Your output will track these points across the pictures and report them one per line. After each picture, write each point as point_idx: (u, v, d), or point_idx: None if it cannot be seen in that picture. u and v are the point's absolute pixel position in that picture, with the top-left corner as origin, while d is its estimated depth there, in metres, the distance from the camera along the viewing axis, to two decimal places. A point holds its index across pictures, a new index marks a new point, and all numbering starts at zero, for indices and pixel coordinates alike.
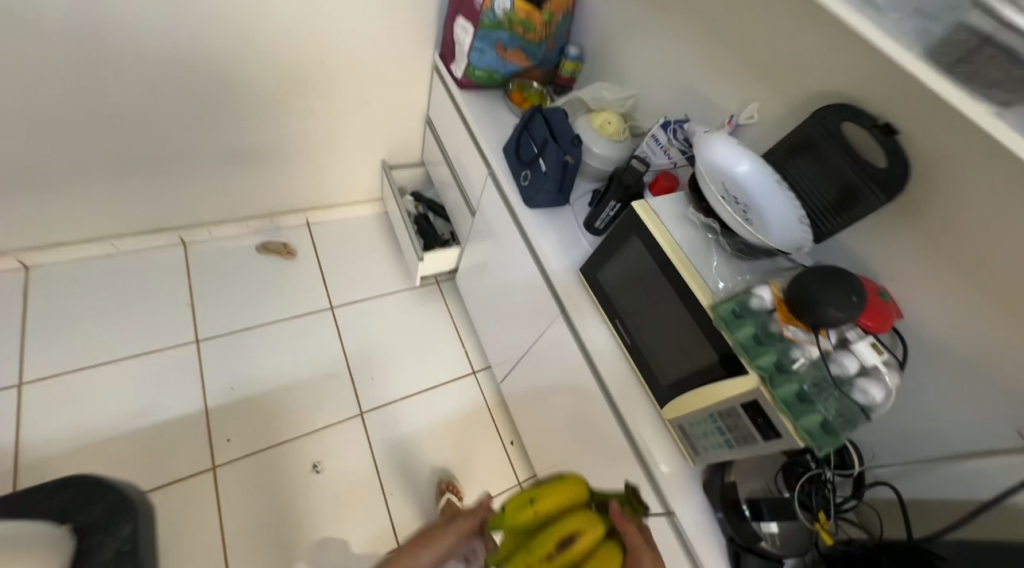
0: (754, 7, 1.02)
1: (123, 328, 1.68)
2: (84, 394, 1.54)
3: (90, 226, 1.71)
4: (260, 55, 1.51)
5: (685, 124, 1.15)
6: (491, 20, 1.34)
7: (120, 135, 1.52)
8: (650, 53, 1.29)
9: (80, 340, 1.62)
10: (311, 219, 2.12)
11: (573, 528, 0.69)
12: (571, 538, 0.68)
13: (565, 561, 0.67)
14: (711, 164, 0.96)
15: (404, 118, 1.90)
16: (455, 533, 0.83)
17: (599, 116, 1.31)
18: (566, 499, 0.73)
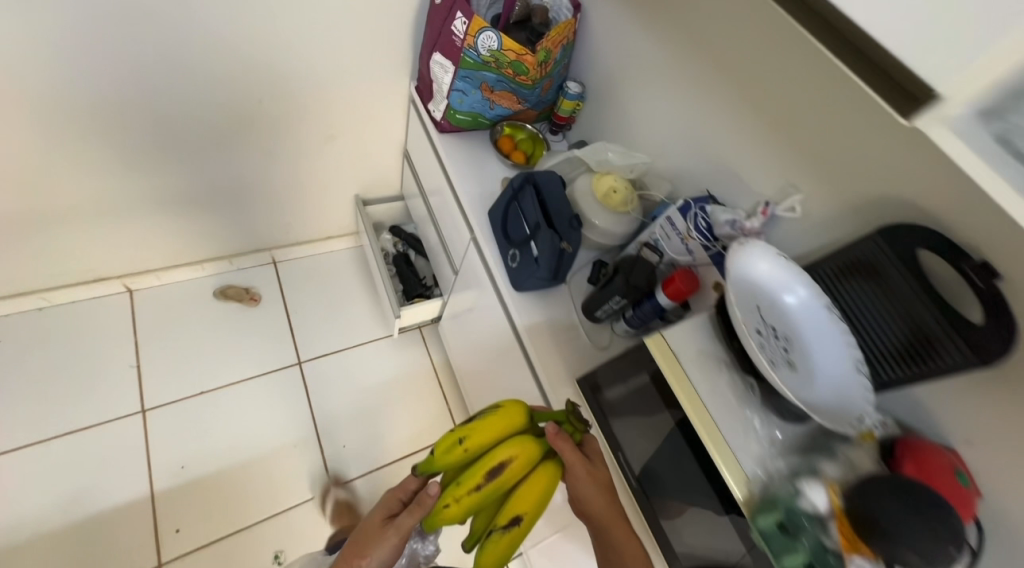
0: (806, 77, 0.80)
1: (56, 400, 1.49)
2: (10, 483, 1.37)
3: (16, 281, 1.49)
4: (200, 94, 1.25)
5: (707, 207, 0.94)
6: (474, 59, 1.10)
7: (35, 190, 1.28)
8: (668, 105, 1.07)
9: (5, 417, 1.43)
10: (277, 256, 1.89)
11: (504, 457, 0.77)
12: (501, 466, 0.77)
13: (496, 482, 0.76)
14: (750, 284, 0.75)
15: (379, 152, 1.66)
16: (395, 536, 0.86)
17: (603, 181, 1.09)
18: (497, 429, 0.81)
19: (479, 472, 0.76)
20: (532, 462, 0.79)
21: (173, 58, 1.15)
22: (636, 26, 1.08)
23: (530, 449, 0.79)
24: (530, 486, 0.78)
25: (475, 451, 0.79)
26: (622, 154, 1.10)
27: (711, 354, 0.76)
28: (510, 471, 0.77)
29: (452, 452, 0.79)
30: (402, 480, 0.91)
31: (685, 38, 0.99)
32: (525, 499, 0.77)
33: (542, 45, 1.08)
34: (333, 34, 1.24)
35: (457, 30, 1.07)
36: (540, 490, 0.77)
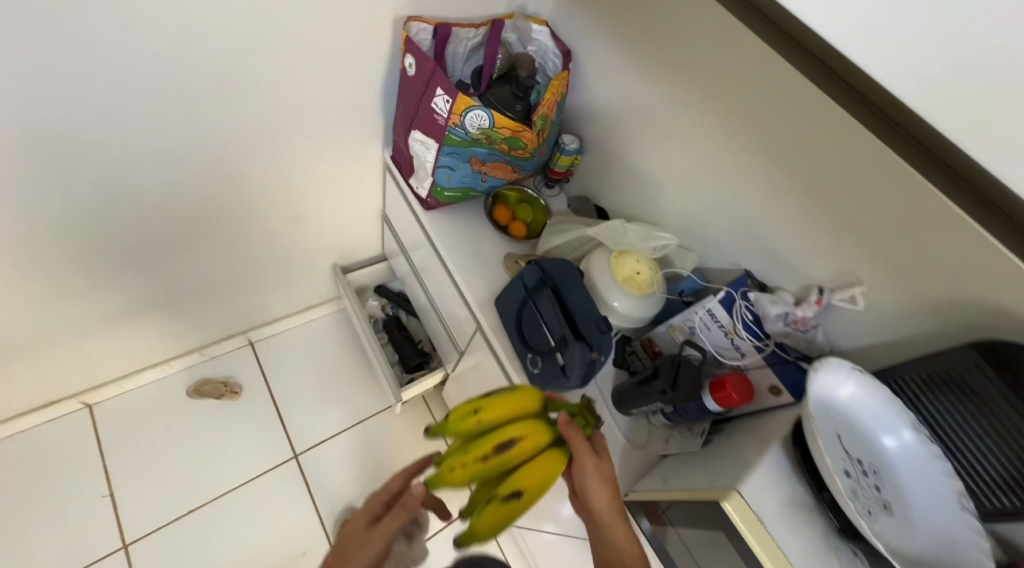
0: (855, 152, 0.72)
1: (18, 552, 1.29)
2: None
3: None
4: (133, 191, 1.05)
5: (749, 295, 0.85)
6: (461, 137, 0.95)
7: None
8: (690, 170, 0.96)
9: None
10: (254, 337, 1.70)
11: (516, 434, 0.69)
12: (510, 442, 0.69)
13: (502, 459, 0.68)
14: (833, 409, 0.67)
15: (354, 217, 1.48)
16: (382, 536, 0.85)
17: (624, 263, 0.97)
18: (512, 408, 0.73)
19: (489, 442, 0.68)
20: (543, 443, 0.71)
21: (89, 159, 0.94)
22: (649, 80, 0.97)
23: (543, 434, 0.71)
24: (537, 467, 0.68)
25: (487, 424, 0.71)
26: (641, 228, 0.99)
27: (792, 487, 0.66)
28: (519, 449, 0.69)
29: (465, 419, 0.72)
30: (386, 481, 0.93)
31: (709, 101, 0.88)
32: (529, 478, 0.67)
33: (540, 112, 0.98)
34: (287, 104, 1.06)
35: (438, 107, 0.92)
36: (546, 472, 0.68)
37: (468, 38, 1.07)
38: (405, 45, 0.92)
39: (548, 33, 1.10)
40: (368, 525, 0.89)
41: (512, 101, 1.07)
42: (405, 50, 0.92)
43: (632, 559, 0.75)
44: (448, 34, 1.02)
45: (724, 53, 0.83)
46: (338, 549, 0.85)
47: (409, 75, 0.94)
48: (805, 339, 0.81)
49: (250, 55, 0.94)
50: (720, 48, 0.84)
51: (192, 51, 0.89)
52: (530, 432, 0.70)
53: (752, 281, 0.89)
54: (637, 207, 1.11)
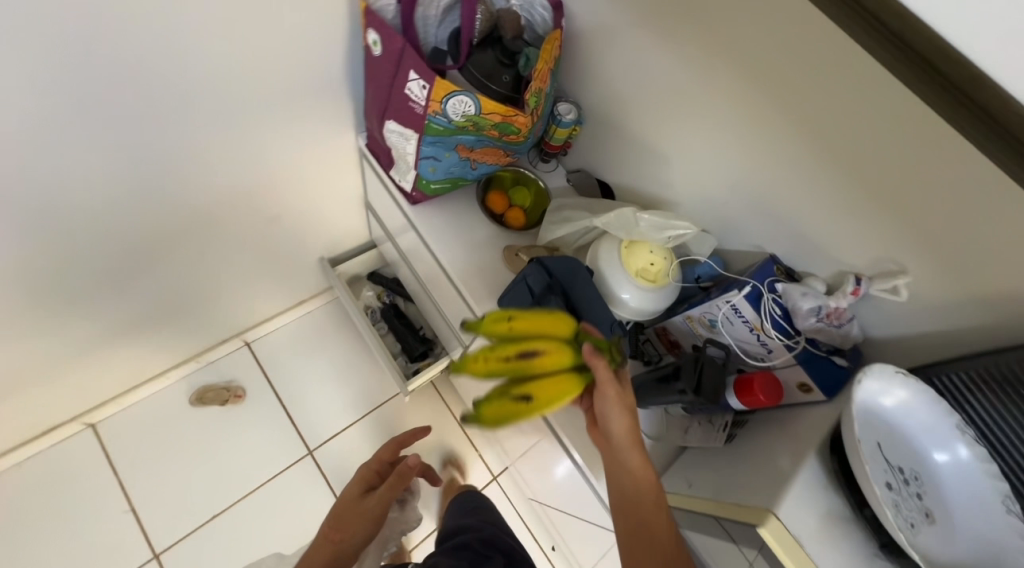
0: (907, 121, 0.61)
1: None
2: None
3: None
4: (78, 214, 0.93)
5: (777, 286, 0.78)
6: (444, 126, 0.83)
7: None
8: (706, 143, 0.85)
9: None
10: (249, 337, 1.63)
11: (542, 347, 0.69)
12: (535, 351, 0.68)
13: (523, 366, 0.67)
14: (884, 428, 0.63)
15: (335, 208, 1.36)
16: (380, 503, 0.90)
17: (637, 255, 0.88)
18: (543, 325, 0.72)
19: (515, 347, 0.68)
20: (566, 363, 0.69)
21: (13, 188, 0.81)
22: (656, 39, 0.83)
23: (568, 357, 0.70)
24: (554, 383, 0.67)
25: (517, 332, 0.71)
26: (653, 215, 0.88)
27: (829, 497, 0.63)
28: (541, 362, 0.68)
29: (497, 323, 0.72)
30: (378, 453, 0.99)
31: (728, 63, 0.75)
32: (544, 388, 0.67)
33: (532, 89, 0.84)
34: (237, 98, 0.92)
35: (414, 93, 0.79)
36: (561, 389, 0.67)
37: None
38: (366, 17, 0.77)
39: None
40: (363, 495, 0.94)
41: (498, 72, 0.92)
42: (365, 24, 0.77)
43: (646, 492, 0.72)
44: None
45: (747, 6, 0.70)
46: (335, 519, 0.87)
47: (375, 55, 0.80)
48: (841, 334, 0.75)
49: (180, 45, 0.79)
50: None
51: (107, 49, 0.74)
52: (556, 350, 0.69)
53: (778, 268, 0.81)
54: (645, 182, 1.00)
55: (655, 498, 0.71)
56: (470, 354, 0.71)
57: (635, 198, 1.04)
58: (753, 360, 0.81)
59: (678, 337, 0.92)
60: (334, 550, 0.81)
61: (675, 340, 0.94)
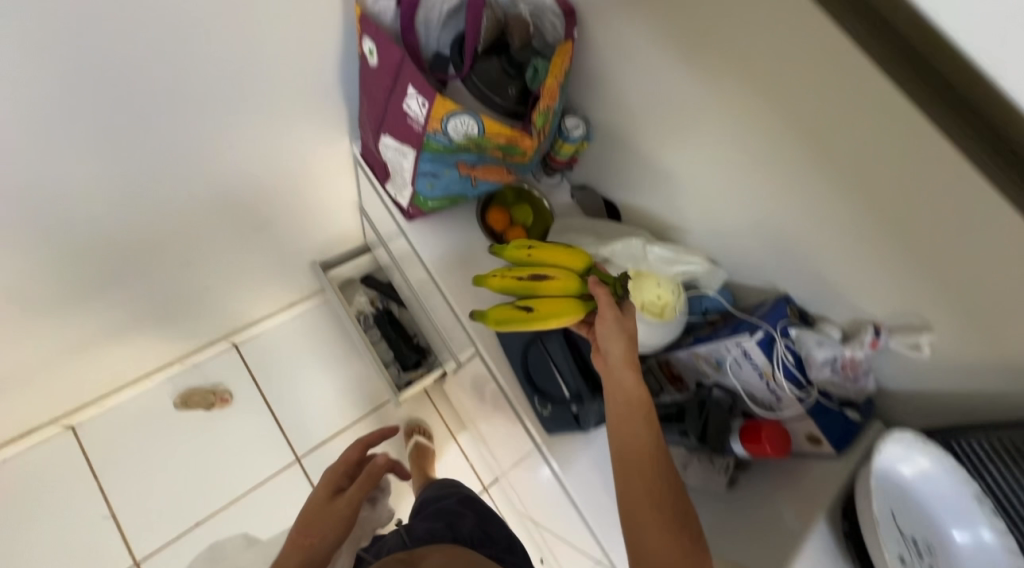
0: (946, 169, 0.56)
1: None
2: None
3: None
4: (49, 215, 0.86)
5: (790, 330, 0.74)
6: (444, 145, 0.78)
7: None
8: (720, 174, 0.79)
9: None
10: (237, 339, 1.56)
11: (551, 272, 0.78)
12: (545, 274, 0.78)
13: (531, 281, 0.79)
14: (897, 494, 0.61)
15: (328, 212, 1.30)
16: (348, 506, 0.81)
17: (642, 288, 0.82)
18: (558, 256, 0.80)
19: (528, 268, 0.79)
20: (572, 290, 0.77)
21: None
22: (672, 58, 0.77)
23: (575, 284, 0.77)
24: (558, 303, 0.76)
25: (533, 258, 0.81)
26: (663, 248, 0.85)
27: None
28: (548, 284, 0.77)
29: (518, 249, 0.83)
30: (345, 452, 0.91)
31: (749, 92, 0.70)
32: (548, 306, 0.76)
33: (539, 108, 0.80)
34: (221, 99, 0.85)
35: (412, 110, 0.73)
36: (562, 309, 0.75)
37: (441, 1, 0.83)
38: (361, 25, 0.71)
39: None
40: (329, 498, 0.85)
41: (503, 84, 0.85)
42: (361, 33, 0.71)
43: (639, 428, 0.70)
44: None
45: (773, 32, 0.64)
46: (300, 524, 0.78)
47: (371, 65, 0.74)
48: (855, 388, 0.72)
49: (154, 35, 0.72)
50: (772, 22, 0.63)
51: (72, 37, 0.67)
52: (565, 277, 0.78)
53: (791, 308, 0.77)
54: (655, 205, 0.94)
55: (647, 433, 0.69)
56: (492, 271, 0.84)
57: (644, 220, 0.98)
58: (758, 406, 0.79)
59: (681, 371, 0.89)
60: (303, 555, 0.73)
61: (678, 373, 0.90)
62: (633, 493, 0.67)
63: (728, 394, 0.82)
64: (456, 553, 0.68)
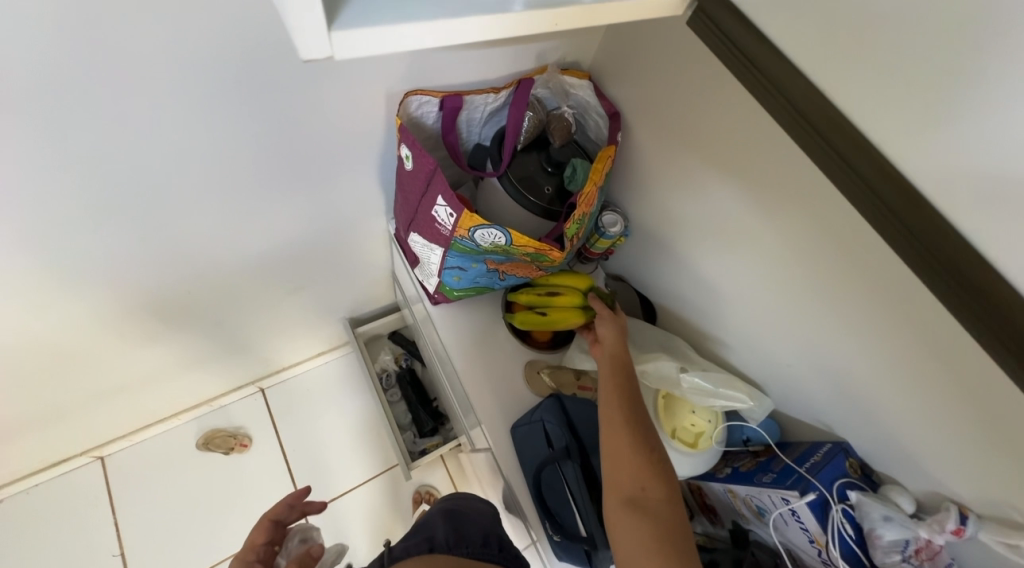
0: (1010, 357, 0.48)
1: None
2: None
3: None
4: (101, 277, 0.89)
5: (850, 494, 0.63)
6: (471, 248, 0.76)
7: None
8: (768, 298, 0.73)
9: None
10: (265, 384, 1.58)
11: (560, 289, 0.88)
12: (554, 292, 0.88)
13: (545, 297, 0.88)
14: None
15: (363, 274, 1.31)
16: None
17: (677, 414, 0.78)
18: (566, 276, 0.89)
19: (542, 287, 0.89)
20: (577, 303, 0.86)
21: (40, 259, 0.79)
22: (720, 177, 0.73)
23: (577, 299, 0.86)
24: (564, 315, 0.86)
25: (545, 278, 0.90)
26: (700, 376, 0.76)
27: None
28: (557, 299, 0.87)
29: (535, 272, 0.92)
30: (253, 531, 0.68)
31: (804, 225, 0.64)
32: (558, 318, 0.87)
33: (574, 217, 0.77)
34: (272, 183, 0.87)
35: (441, 217, 0.73)
36: (566, 318, 0.86)
37: (486, 101, 0.83)
38: (400, 131, 0.73)
39: (591, 88, 0.86)
40: None
41: (541, 182, 0.84)
42: (399, 139, 0.72)
43: (614, 409, 0.68)
44: (460, 104, 0.80)
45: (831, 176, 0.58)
46: None
47: (406, 168, 0.75)
48: None
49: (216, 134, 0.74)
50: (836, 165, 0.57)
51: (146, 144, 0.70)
52: (570, 293, 0.87)
53: (851, 462, 0.67)
54: (694, 313, 0.88)
55: (622, 416, 0.66)
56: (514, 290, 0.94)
57: (681, 326, 0.92)
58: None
59: (717, 504, 0.81)
60: None
61: (712, 504, 0.82)
62: (620, 468, 0.63)
63: (770, 549, 0.72)
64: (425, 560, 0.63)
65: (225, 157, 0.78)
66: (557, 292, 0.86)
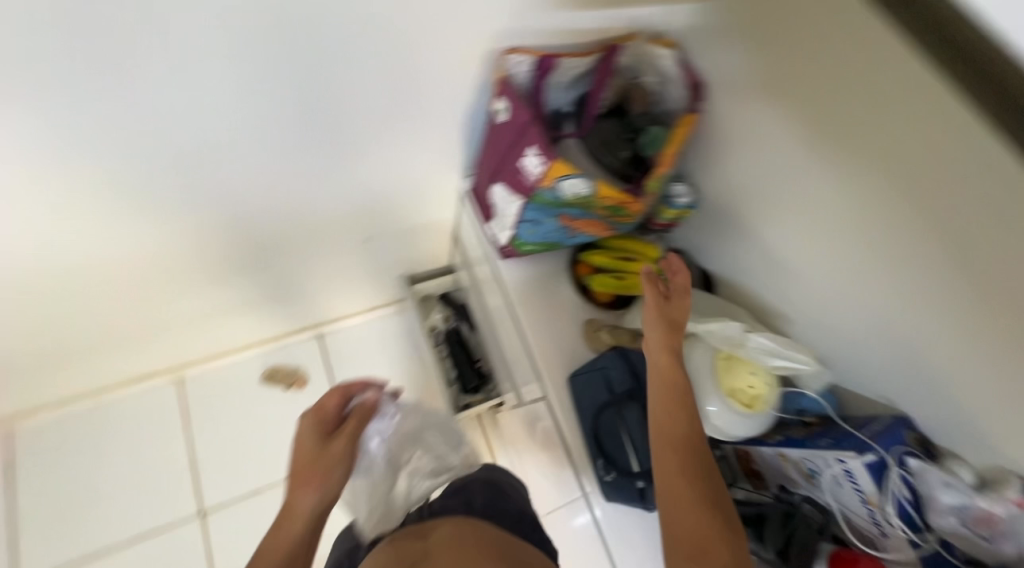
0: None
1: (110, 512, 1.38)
2: None
3: (45, 391, 1.34)
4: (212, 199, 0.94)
5: (908, 461, 0.66)
6: (552, 199, 0.81)
7: (52, 322, 1.08)
8: (830, 255, 0.75)
9: (65, 531, 1.34)
10: (324, 331, 1.64)
11: (634, 255, 0.95)
12: (629, 258, 0.95)
13: (620, 262, 0.95)
14: None
15: (429, 233, 1.38)
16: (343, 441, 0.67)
17: (736, 373, 0.80)
18: (637, 246, 0.96)
19: (617, 254, 0.95)
20: (649, 270, 0.94)
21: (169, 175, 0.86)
22: (800, 144, 0.75)
23: (649, 266, 0.95)
24: (640, 280, 0.94)
25: (618, 246, 0.96)
26: (767, 338, 0.78)
27: None
28: (632, 266, 0.94)
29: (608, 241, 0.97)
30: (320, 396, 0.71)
31: (880, 170, 0.66)
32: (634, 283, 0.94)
33: (655, 176, 0.81)
34: (371, 125, 0.93)
35: (528, 167, 0.78)
36: (641, 283, 0.93)
37: (573, 66, 0.86)
38: (498, 87, 0.79)
39: (676, 57, 0.86)
40: (321, 439, 0.67)
41: (617, 147, 0.87)
42: (497, 93, 0.79)
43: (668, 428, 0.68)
44: (550, 66, 0.84)
45: (918, 122, 0.61)
46: (296, 469, 0.64)
47: (499, 120, 0.81)
48: (988, 549, 0.61)
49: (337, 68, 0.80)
50: (927, 110, 0.60)
51: (272, 63, 0.76)
52: (644, 261, 0.95)
53: (910, 434, 0.69)
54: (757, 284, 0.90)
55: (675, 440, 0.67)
56: (585, 255, 0.98)
57: (740, 297, 0.94)
58: (858, 530, 0.71)
59: (763, 469, 0.84)
60: (317, 492, 0.64)
61: (758, 469, 0.85)
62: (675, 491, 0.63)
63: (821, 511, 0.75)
64: (464, 524, 0.65)
65: (339, 88, 0.84)
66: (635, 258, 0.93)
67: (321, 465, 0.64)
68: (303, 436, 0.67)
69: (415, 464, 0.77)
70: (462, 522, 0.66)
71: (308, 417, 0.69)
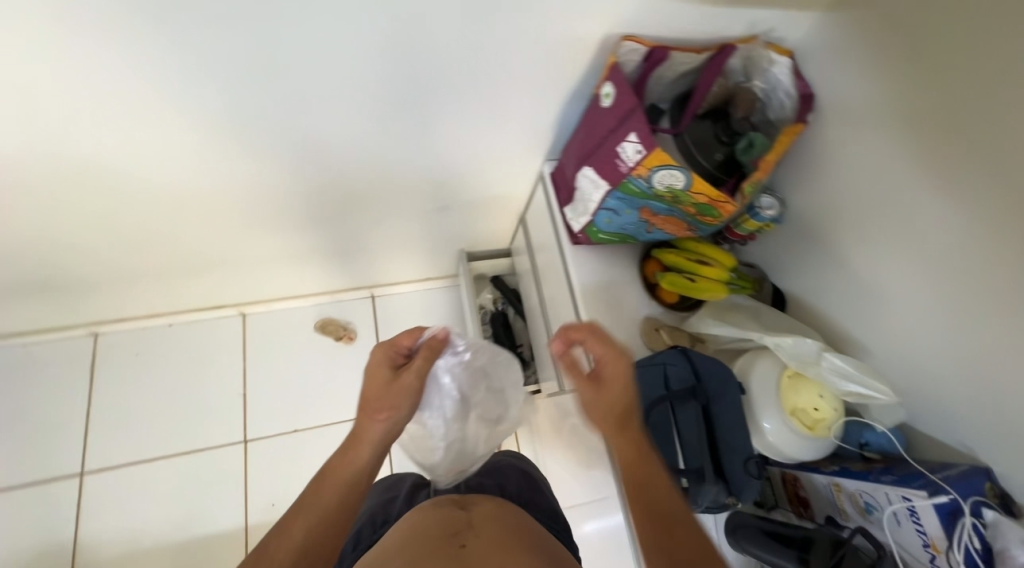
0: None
1: (169, 425, 1.49)
2: (128, 498, 1.42)
3: (128, 306, 1.45)
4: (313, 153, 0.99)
5: (984, 511, 0.62)
6: (642, 189, 0.82)
7: (151, 245, 1.17)
8: (930, 282, 0.73)
9: (129, 435, 1.47)
10: (377, 293, 1.72)
11: (710, 261, 0.94)
12: (705, 263, 0.93)
13: (695, 265, 0.93)
14: None
15: (498, 211, 1.40)
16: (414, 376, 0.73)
17: (802, 392, 0.79)
18: (715, 252, 0.95)
19: (693, 256, 0.94)
20: (723, 278, 0.93)
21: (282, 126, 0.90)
22: (921, 170, 0.73)
23: (724, 274, 0.93)
24: (711, 286, 0.92)
25: (695, 248, 0.95)
26: (843, 360, 0.77)
27: None
28: (706, 270, 0.93)
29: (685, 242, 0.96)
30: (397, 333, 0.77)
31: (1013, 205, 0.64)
32: (705, 287, 0.92)
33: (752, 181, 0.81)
34: (475, 101, 0.95)
35: (626, 153, 0.79)
36: (713, 289, 0.92)
37: (685, 61, 0.87)
38: (609, 72, 0.81)
39: (790, 68, 0.86)
40: (393, 371, 0.74)
41: (712, 148, 0.85)
42: (606, 77, 0.81)
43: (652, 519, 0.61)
44: (661, 58, 0.85)
45: None
46: (371, 393, 0.71)
47: (604, 104, 0.83)
48: None
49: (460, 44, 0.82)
50: None
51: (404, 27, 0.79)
52: (719, 268, 0.93)
53: (989, 486, 0.65)
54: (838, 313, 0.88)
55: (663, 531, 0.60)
56: (658, 252, 0.97)
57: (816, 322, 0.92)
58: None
59: (811, 497, 0.81)
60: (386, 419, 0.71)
61: (805, 496, 0.83)
62: None
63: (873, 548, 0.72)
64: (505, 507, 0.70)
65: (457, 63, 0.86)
66: (711, 262, 0.92)
67: (399, 401, 0.71)
68: (376, 365, 0.74)
69: (480, 410, 0.83)
70: (498, 503, 0.71)
71: (384, 348, 0.76)
